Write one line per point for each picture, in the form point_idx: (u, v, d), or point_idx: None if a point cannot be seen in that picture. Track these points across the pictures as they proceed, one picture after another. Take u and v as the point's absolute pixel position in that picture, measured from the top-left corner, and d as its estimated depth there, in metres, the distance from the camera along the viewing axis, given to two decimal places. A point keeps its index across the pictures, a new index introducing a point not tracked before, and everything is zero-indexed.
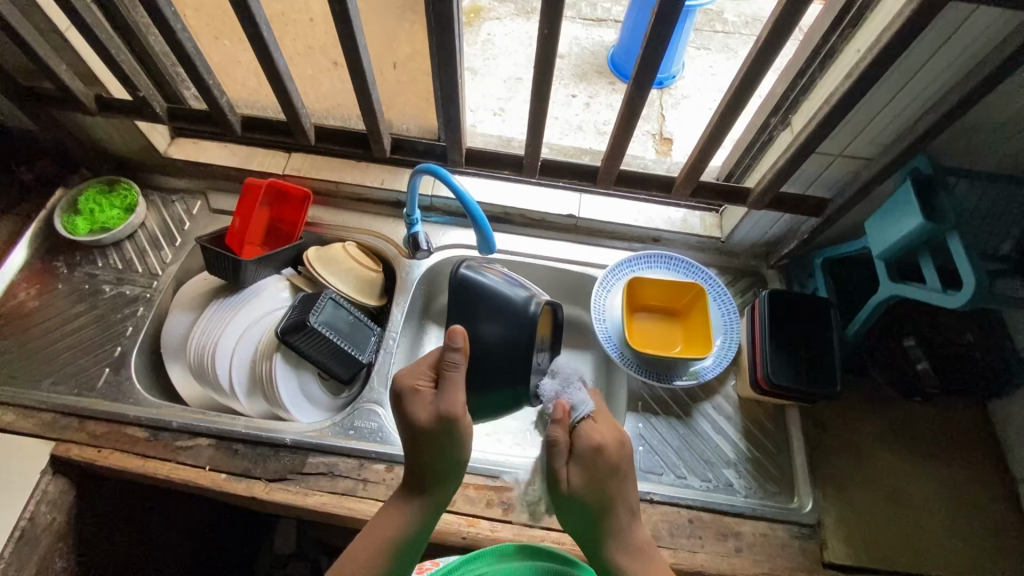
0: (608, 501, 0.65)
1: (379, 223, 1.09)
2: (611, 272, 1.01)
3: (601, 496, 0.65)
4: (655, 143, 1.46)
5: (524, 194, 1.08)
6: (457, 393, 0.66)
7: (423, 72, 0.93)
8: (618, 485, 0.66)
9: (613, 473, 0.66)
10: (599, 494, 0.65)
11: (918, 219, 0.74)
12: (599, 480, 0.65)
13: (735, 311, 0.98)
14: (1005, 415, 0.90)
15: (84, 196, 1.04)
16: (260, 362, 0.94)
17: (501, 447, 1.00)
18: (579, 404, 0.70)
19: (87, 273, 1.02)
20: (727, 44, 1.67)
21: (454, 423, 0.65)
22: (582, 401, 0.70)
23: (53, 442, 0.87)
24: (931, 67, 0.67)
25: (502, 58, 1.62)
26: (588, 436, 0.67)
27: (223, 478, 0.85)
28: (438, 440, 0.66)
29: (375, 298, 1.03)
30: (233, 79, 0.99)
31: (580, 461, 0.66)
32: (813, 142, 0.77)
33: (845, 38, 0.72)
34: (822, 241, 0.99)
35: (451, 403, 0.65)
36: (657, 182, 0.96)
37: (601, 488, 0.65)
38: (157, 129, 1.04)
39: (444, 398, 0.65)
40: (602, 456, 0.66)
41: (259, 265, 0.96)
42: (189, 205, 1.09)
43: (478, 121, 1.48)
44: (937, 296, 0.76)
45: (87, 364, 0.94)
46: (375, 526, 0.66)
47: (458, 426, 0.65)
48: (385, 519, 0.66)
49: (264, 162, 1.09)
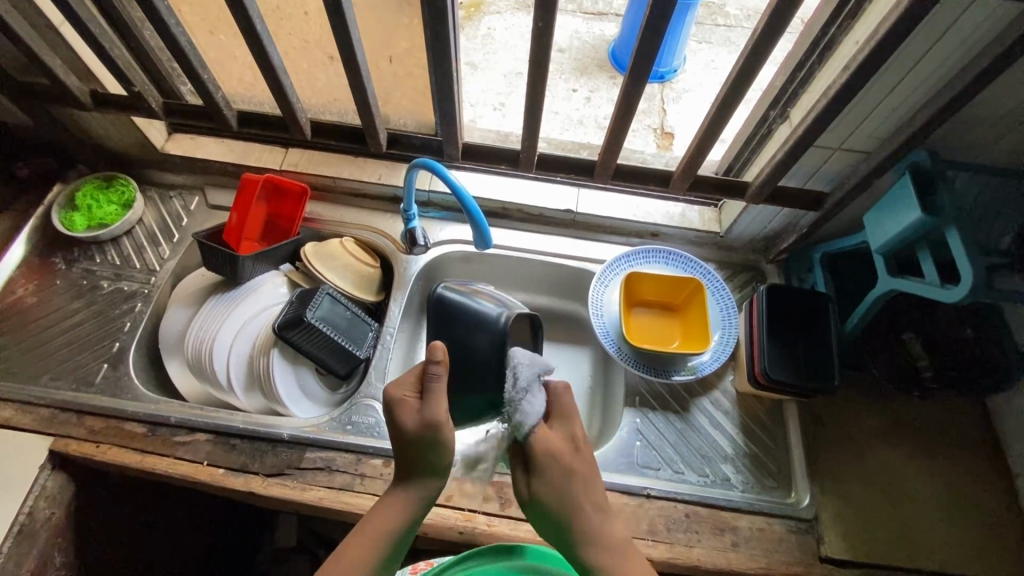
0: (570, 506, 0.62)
1: (376, 218, 1.09)
2: (609, 266, 1.01)
3: (561, 499, 0.62)
4: (656, 137, 1.46)
5: (522, 189, 1.07)
6: (441, 405, 0.62)
7: (420, 66, 0.93)
8: (575, 486, 0.63)
9: (570, 480, 0.62)
10: (559, 502, 0.62)
11: (917, 214, 0.73)
12: (555, 488, 0.62)
13: (733, 306, 0.98)
14: (1005, 410, 0.89)
15: (81, 192, 1.03)
16: (258, 358, 0.94)
17: None
18: (528, 411, 0.63)
19: (85, 269, 1.02)
20: (729, 38, 1.66)
21: (438, 433, 0.62)
22: (531, 407, 0.63)
23: (52, 437, 0.87)
24: (929, 60, 0.66)
25: (502, 53, 1.61)
26: (537, 444, 0.63)
27: (221, 473, 0.86)
28: (430, 444, 0.62)
29: (372, 294, 1.03)
30: (229, 74, 0.99)
31: (537, 471, 0.63)
32: (811, 136, 0.76)
33: (844, 30, 0.72)
34: (821, 235, 0.98)
35: (435, 413, 0.62)
36: (655, 176, 0.95)
37: (559, 493, 0.62)
38: (154, 125, 1.04)
39: (428, 408, 0.62)
40: (554, 463, 0.63)
41: (257, 261, 0.96)
42: (187, 201, 1.09)
43: (478, 116, 1.47)
44: (936, 292, 0.75)
45: (85, 360, 0.94)
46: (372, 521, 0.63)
47: (444, 436, 0.62)
48: (383, 515, 0.63)
49: (262, 157, 1.09)
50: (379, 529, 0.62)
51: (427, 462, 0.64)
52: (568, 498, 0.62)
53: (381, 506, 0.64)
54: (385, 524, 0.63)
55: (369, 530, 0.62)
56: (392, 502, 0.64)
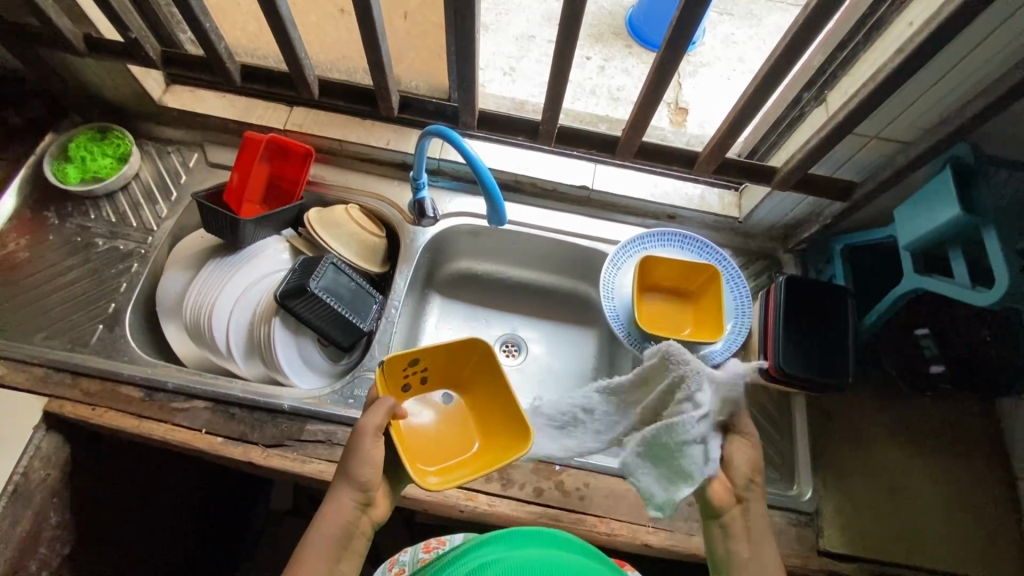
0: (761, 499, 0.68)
1: (383, 185, 1.05)
2: (622, 249, 0.97)
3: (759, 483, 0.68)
4: (671, 112, 1.38)
5: (536, 163, 1.03)
6: (380, 416, 0.64)
7: (436, 25, 0.87)
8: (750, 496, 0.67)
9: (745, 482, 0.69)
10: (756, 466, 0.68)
11: (956, 211, 0.70)
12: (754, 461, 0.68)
13: (748, 295, 0.95)
14: (1013, 415, 0.88)
15: (75, 143, 0.98)
16: (258, 326, 0.91)
17: None
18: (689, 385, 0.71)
19: (79, 225, 0.98)
20: (752, 10, 1.57)
21: (362, 439, 0.63)
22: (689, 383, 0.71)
23: (45, 398, 0.85)
24: (983, 51, 0.62)
25: (515, 14, 1.53)
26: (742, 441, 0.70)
27: (219, 442, 0.84)
28: (361, 449, 0.62)
29: (378, 265, 1.00)
30: (233, 23, 0.93)
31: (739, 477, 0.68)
32: (851, 123, 0.72)
33: (897, 9, 0.67)
34: (843, 226, 0.95)
35: (369, 421, 0.64)
36: (678, 156, 0.91)
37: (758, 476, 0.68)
38: (151, 74, 0.98)
39: (367, 414, 0.64)
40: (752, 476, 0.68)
41: (259, 225, 0.93)
42: (186, 157, 1.05)
43: (487, 81, 1.41)
44: (968, 293, 0.73)
45: (79, 320, 0.91)
46: (328, 520, 0.60)
47: (366, 447, 0.62)
48: (342, 511, 0.61)
49: (264, 115, 1.03)
50: (336, 527, 0.60)
51: (369, 468, 0.62)
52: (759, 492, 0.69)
53: (337, 499, 0.62)
54: (342, 521, 0.60)
55: (327, 527, 0.60)
56: (351, 497, 0.62)
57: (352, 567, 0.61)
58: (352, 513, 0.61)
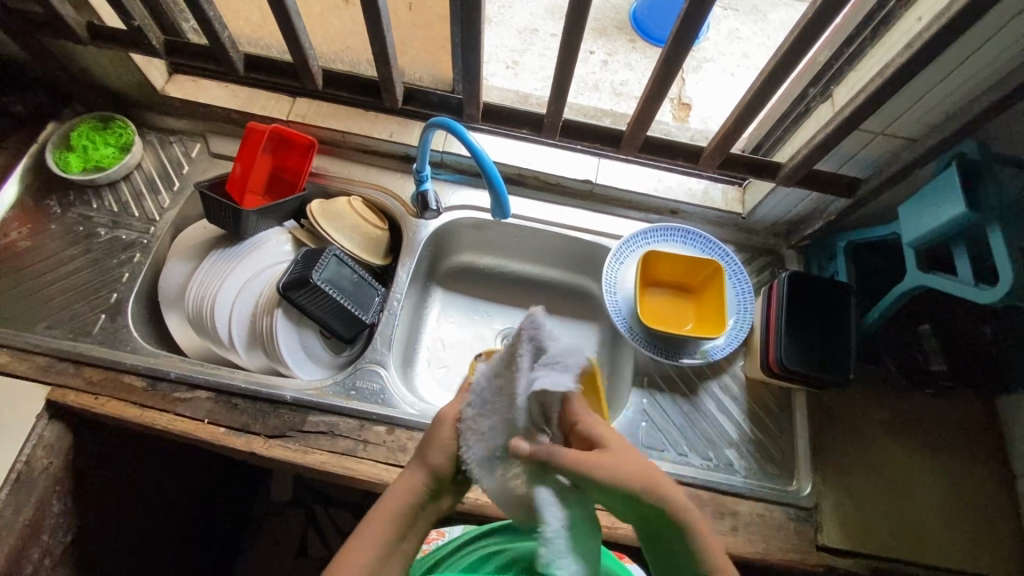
0: (668, 482, 0.54)
1: (387, 177, 1.04)
2: (625, 243, 0.97)
3: (645, 475, 0.53)
4: (674, 108, 1.38)
5: (540, 157, 1.03)
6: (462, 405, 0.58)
7: (440, 17, 0.86)
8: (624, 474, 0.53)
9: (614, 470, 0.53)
10: (630, 470, 0.53)
11: (960, 208, 0.70)
12: (617, 470, 0.52)
13: (750, 291, 0.95)
14: (1012, 413, 0.88)
15: (77, 133, 0.98)
16: (261, 317, 0.91)
17: (464, 354, 1.05)
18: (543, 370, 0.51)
19: (81, 215, 0.98)
20: (756, 6, 1.56)
21: (441, 425, 0.58)
22: (546, 367, 0.51)
23: (48, 387, 0.85)
24: (989, 49, 0.61)
25: (519, 6, 1.52)
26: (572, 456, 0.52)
27: (223, 432, 0.84)
28: (440, 432, 0.57)
29: (379, 257, 0.99)
30: (236, 13, 0.92)
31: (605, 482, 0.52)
32: (857, 119, 0.72)
33: (905, 4, 0.67)
34: (847, 223, 0.94)
35: (451, 409, 0.59)
36: (683, 150, 0.91)
37: (638, 472, 0.53)
38: (154, 64, 0.98)
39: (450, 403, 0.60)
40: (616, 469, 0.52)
41: (261, 217, 0.93)
42: (188, 147, 1.04)
43: (489, 74, 1.40)
44: (970, 291, 0.73)
45: (82, 310, 0.91)
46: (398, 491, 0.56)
47: (445, 432, 0.57)
48: (411, 487, 0.56)
49: (267, 106, 1.03)
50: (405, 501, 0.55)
51: (446, 454, 0.57)
52: (660, 475, 0.54)
53: (407, 476, 0.57)
54: (411, 496, 0.56)
55: (398, 497, 0.55)
56: (423, 479, 0.57)
57: (413, 550, 0.56)
58: (421, 494, 0.56)
